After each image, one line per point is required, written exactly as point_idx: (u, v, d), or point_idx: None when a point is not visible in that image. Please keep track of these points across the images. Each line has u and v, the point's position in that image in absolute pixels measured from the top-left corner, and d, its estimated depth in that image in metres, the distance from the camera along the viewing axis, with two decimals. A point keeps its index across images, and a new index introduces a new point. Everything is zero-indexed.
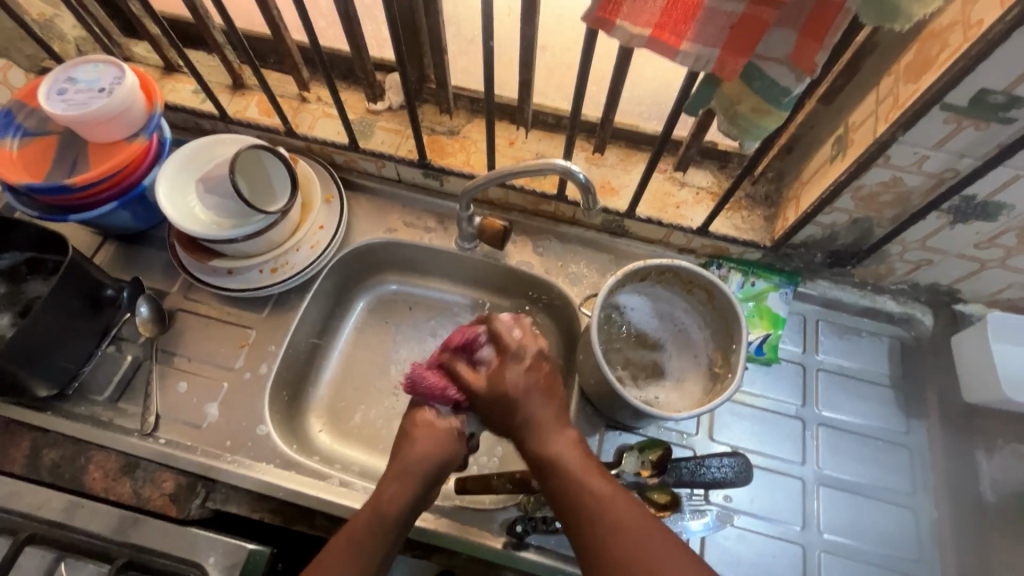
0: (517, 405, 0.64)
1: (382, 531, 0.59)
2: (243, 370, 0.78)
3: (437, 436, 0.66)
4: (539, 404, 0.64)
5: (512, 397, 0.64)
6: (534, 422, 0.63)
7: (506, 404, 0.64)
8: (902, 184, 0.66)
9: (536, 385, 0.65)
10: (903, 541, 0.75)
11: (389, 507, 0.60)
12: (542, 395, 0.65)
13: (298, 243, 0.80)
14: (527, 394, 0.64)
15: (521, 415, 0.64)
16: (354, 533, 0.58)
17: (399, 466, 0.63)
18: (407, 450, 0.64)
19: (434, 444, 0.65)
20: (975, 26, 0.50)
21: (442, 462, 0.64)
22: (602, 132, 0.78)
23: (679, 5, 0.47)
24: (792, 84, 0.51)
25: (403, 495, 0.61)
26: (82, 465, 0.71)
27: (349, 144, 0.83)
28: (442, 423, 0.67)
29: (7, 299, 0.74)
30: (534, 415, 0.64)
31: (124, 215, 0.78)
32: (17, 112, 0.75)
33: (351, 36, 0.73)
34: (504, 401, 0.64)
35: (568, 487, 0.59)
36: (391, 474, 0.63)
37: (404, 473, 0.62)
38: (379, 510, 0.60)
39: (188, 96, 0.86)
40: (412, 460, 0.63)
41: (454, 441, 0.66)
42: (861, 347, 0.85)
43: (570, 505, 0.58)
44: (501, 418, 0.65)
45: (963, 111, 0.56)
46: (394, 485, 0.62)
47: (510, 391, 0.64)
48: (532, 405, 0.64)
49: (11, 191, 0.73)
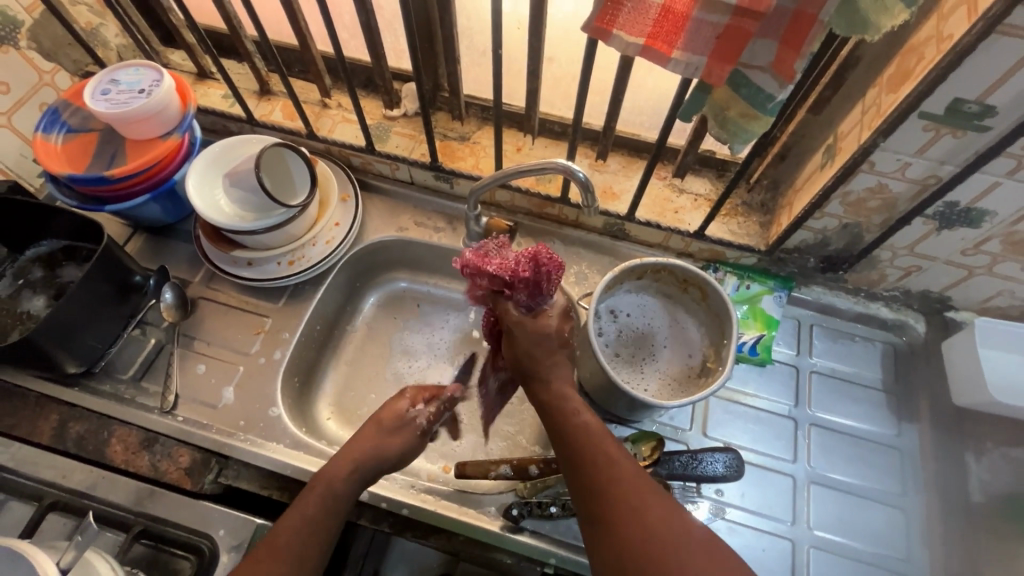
0: (551, 350, 0.67)
1: (334, 509, 0.61)
2: (258, 355, 0.82)
3: (396, 423, 0.70)
4: (561, 361, 0.67)
5: (546, 344, 0.67)
6: (560, 379, 0.66)
7: (538, 341, 0.66)
8: (888, 191, 0.69)
9: (562, 342, 0.68)
10: (892, 540, 0.76)
11: (340, 486, 0.62)
12: (565, 350, 0.68)
13: (314, 238, 0.85)
14: (558, 347, 0.67)
15: (548, 361, 0.66)
16: (308, 513, 0.60)
17: (353, 449, 0.65)
18: (365, 435, 0.67)
19: (394, 438, 0.68)
20: (946, 39, 0.53)
21: (394, 451, 0.67)
22: (604, 139, 0.83)
23: (669, 18, 0.51)
24: (776, 92, 0.54)
25: (356, 475, 0.64)
26: (104, 439, 0.74)
27: (366, 147, 0.88)
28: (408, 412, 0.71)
29: (43, 283, 0.80)
30: (557, 376, 0.66)
31: (155, 207, 0.84)
32: (63, 111, 0.81)
33: (371, 45, 0.78)
34: (544, 341, 0.66)
35: (581, 448, 0.59)
36: (344, 454, 0.65)
37: (357, 461, 0.64)
38: (332, 489, 0.62)
39: (218, 100, 0.92)
40: (364, 449, 0.65)
41: (414, 435, 0.70)
42: (853, 351, 0.87)
43: (581, 464, 0.58)
44: (527, 357, 0.66)
45: (941, 118, 0.59)
46: (346, 471, 0.63)
47: (549, 334, 0.67)
48: (558, 363, 0.67)
49: (53, 181, 0.79)
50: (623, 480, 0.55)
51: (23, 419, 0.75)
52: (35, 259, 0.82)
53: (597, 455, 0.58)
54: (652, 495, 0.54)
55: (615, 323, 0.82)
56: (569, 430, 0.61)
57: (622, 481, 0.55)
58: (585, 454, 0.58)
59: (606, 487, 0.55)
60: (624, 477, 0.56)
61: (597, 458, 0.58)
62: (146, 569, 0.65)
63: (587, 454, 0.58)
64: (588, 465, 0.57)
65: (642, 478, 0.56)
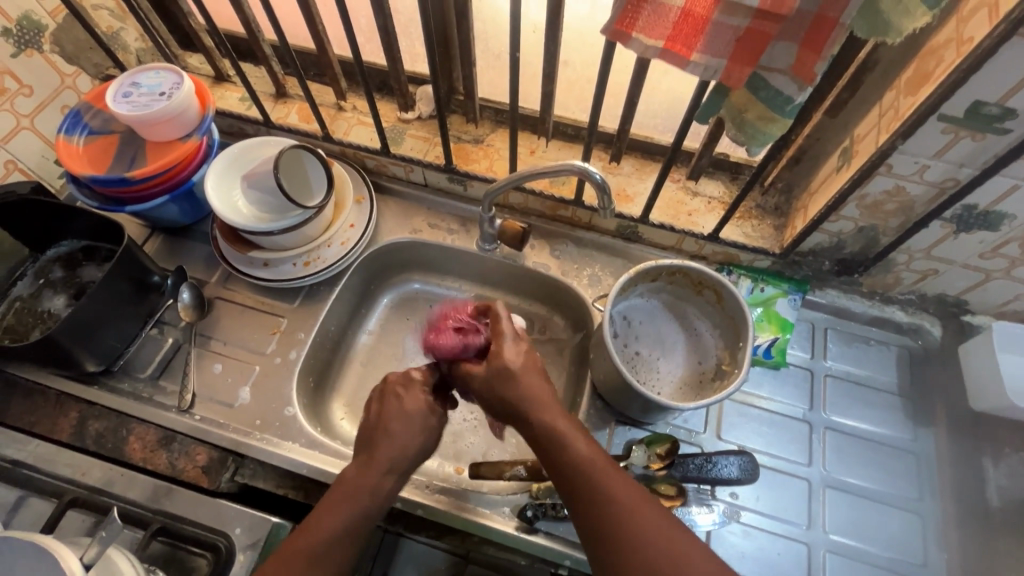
0: (513, 378, 0.63)
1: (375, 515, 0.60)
2: (274, 354, 0.83)
3: (425, 420, 0.65)
4: (534, 384, 0.62)
5: (508, 376, 0.63)
6: (534, 399, 0.62)
7: (500, 376, 0.63)
8: (905, 193, 0.69)
9: (530, 368, 0.64)
10: (909, 546, 0.76)
11: (384, 489, 0.61)
12: (537, 373, 0.64)
13: (329, 240, 0.86)
14: (524, 372, 0.63)
15: (514, 391, 0.62)
16: (349, 529, 0.58)
17: (391, 458, 0.62)
18: (392, 429, 0.63)
19: (418, 424, 0.65)
20: (967, 42, 0.53)
21: (428, 447, 0.65)
22: (619, 142, 0.83)
23: (688, 21, 0.51)
24: (795, 94, 0.54)
25: (397, 476, 0.62)
26: (123, 437, 0.75)
27: (381, 150, 0.89)
28: (414, 396, 0.66)
29: (63, 283, 0.82)
30: (533, 392, 0.62)
31: (173, 208, 0.85)
32: (85, 113, 0.82)
33: (388, 49, 0.79)
34: (502, 374, 0.63)
35: (581, 477, 0.56)
36: (380, 461, 0.62)
37: (393, 465, 0.62)
38: (377, 496, 0.60)
39: (235, 103, 0.93)
40: (404, 453, 0.63)
41: (436, 422, 0.66)
42: (869, 355, 0.87)
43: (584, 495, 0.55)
44: (496, 394, 0.63)
45: (961, 121, 0.59)
46: (387, 481, 0.61)
47: (508, 365, 0.64)
48: (529, 387, 0.62)
49: (74, 182, 0.80)
50: (633, 515, 0.53)
51: (43, 417, 0.76)
52: (56, 259, 0.84)
53: (600, 487, 0.55)
54: (658, 521, 0.53)
55: (628, 328, 0.82)
56: (566, 455, 0.57)
57: (626, 515, 0.53)
58: (586, 491, 0.55)
59: (611, 524, 0.53)
60: (624, 509, 0.54)
61: (594, 492, 0.55)
62: (163, 566, 0.66)
63: (590, 483, 0.55)
64: (591, 501, 0.55)
65: (646, 507, 0.54)
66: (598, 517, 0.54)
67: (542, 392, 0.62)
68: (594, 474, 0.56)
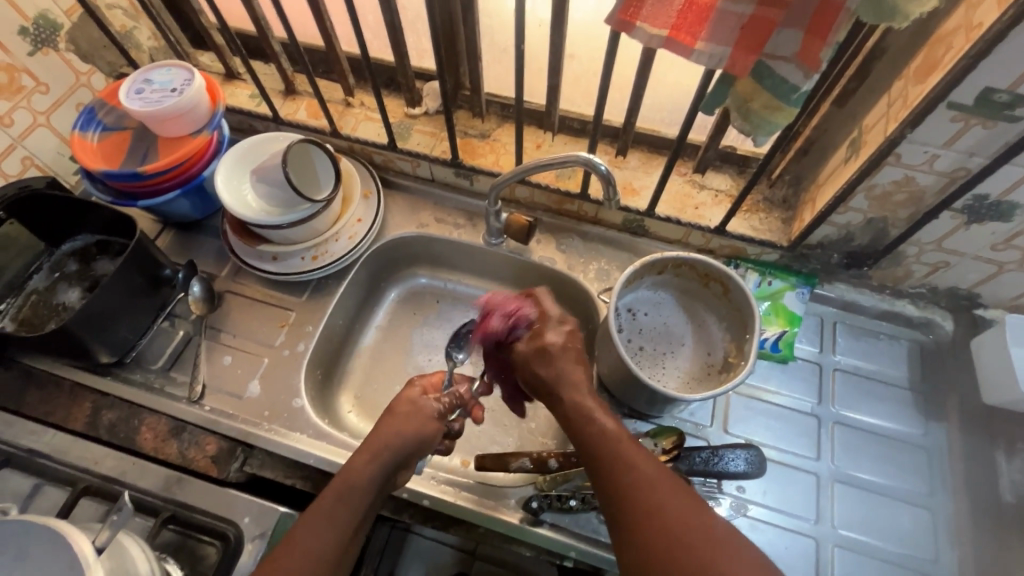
0: (551, 358, 0.66)
1: (352, 498, 0.59)
2: (283, 347, 0.84)
3: (411, 407, 0.68)
4: (572, 366, 0.66)
5: (546, 354, 0.67)
6: (567, 379, 0.65)
7: (541, 355, 0.67)
8: (914, 183, 0.68)
9: (570, 350, 0.67)
10: (920, 541, 0.75)
11: (362, 479, 0.61)
12: (575, 357, 0.67)
13: (337, 234, 0.86)
14: (563, 353, 0.67)
15: (549, 371, 0.66)
16: (326, 505, 0.58)
17: (374, 438, 0.64)
18: (386, 423, 0.66)
19: (413, 422, 0.66)
20: (976, 28, 0.53)
21: (419, 435, 0.65)
22: (625, 136, 0.83)
23: (693, 9, 0.51)
24: (801, 82, 0.54)
25: (377, 463, 0.62)
26: (135, 426, 0.76)
27: (388, 145, 0.90)
28: (426, 403, 0.69)
29: (78, 276, 0.84)
30: (568, 372, 0.65)
31: (184, 203, 0.86)
32: (99, 110, 0.84)
33: (396, 45, 0.80)
34: (540, 352, 0.67)
35: (600, 445, 0.58)
36: (364, 447, 0.63)
37: (375, 445, 0.63)
38: (351, 480, 0.60)
39: (246, 100, 0.94)
40: (385, 435, 0.64)
41: (426, 416, 0.68)
42: (878, 348, 0.86)
43: (601, 461, 0.57)
44: (533, 370, 0.67)
45: (970, 109, 0.58)
46: (363, 460, 0.62)
47: (550, 344, 0.67)
48: (565, 370, 0.65)
49: (88, 177, 0.82)
50: (639, 469, 0.55)
51: (57, 406, 0.77)
52: (70, 253, 0.85)
53: (618, 456, 0.56)
54: (669, 486, 0.54)
55: (633, 322, 0.83)
56: (591, 429, 0.59)
57: (639, 485, 0.54)
58: (604, 458, 0.57)
59: (620, 484, 0.55)
60: (633, 473, 0.55)
61: (612, 460, 0.56)
62: (174, 553, 0.66)
63: (607, 446, 0.58)
64: (607, 470, 0.56)
65: (654, 469, 0.55)
66: (611, 480, 0.56)
67: (586, 402, 0.62)
68: (612, 446, 0.57)
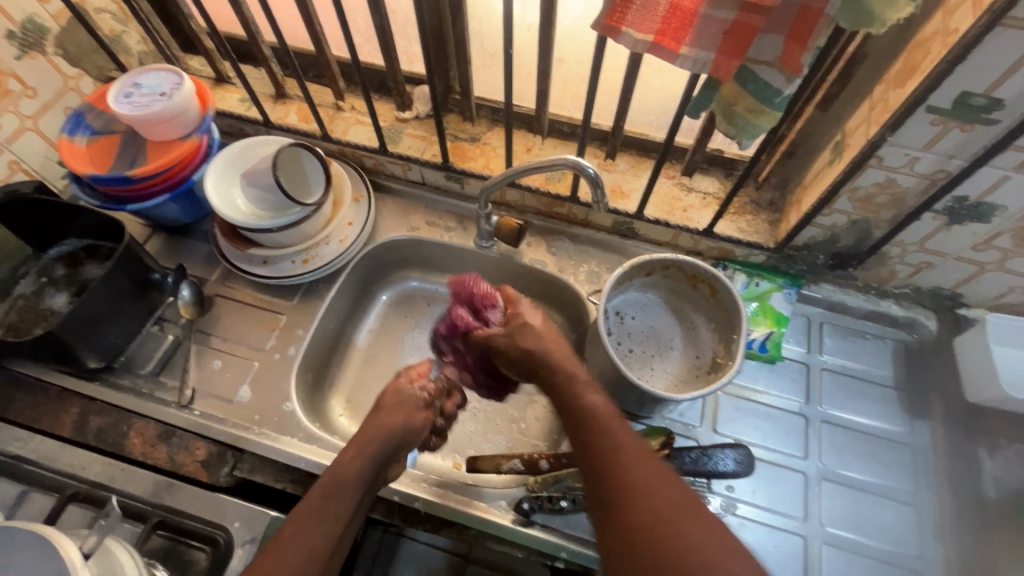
0: (534, 334, 0.67)
1: (342, 492, 0.58)
2: (273, 351, 0.84)
3: (396, 400, 0.68)
4: (555, 338, 0.67)
5: (527, 330, 0.68)
6: (553, 353, 0.65)
7: (522, 330, 0.68)
8: (896, 185, 0.69)
9: (549, 326, 0.69)
10: (906, 537, 0.76)
11: (352, 470, 0.60)
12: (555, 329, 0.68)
13: (327, 237, 0.87)
14: (542, 328, 0.68)
15: (536, 343, 0.66)
16: (313, 499, 0.57)
17: (360, 433, 0.64)
18: (373, 418, 0.66)
19: (400, 413, 0.67)
20: (953, 33, 0.54)
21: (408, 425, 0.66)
22: (613, 139, 0.84)
23: (677, 14, 0.52)
24: (784, 86, 0.55)
25: (364, 455, 0.61)
26: (124, 431, 0.76)
27: (379, 149, 0.90)
28: (411, 393, 0.70)
29: (66, 281, 0.83)
30: (550, 346, 0.65)
31: (173, 207, 0.86)
32: (87, 114, 0.84)
33: (386, 49, 0.80)
34: (519, 329, 0.68)
35: (586, 422, 0.56)
36: (351, 443, 0.63)
37: (360, 440, 0.63)
38: (337, 475, 0.59)
39: (236, 104, 0.94)
40: (372, 431, 0.64)
41: (413, 410, 0.68)
42: (865, 348, 0.87)
43: (586, 436, 0.55)
44: (517, 346, 0.67)
45: (948, 112, 0.59)
46: (350, 454, 0.62)
47: (527, 321, 0.69)
48: (550, 342, 0.66)
49: (76, 181, 0.81)
50: (624, 446, 0.53)
51: (44, 412, 0.77)
52: (58, 258, 0.85)
53: (603, 433, 0.55)
54: (653, 463, 0.52)
55: (622, 324, 0.83)
56: (578, 403, 0.59)
57: (621, 460, 0.52)
58: (589, 433, 0.55)
59: (604, 460, 0.53)
60: (618, 448, 0.53)
61: (598, 434, 0.55)
62: (162, 559, 0.65)
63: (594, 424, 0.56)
64: (591, 445, 0.54)
65: (639, 446, 0.53)
66: (594, 455, 0.53)
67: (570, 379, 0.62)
68: (598, 421, 0.56)
